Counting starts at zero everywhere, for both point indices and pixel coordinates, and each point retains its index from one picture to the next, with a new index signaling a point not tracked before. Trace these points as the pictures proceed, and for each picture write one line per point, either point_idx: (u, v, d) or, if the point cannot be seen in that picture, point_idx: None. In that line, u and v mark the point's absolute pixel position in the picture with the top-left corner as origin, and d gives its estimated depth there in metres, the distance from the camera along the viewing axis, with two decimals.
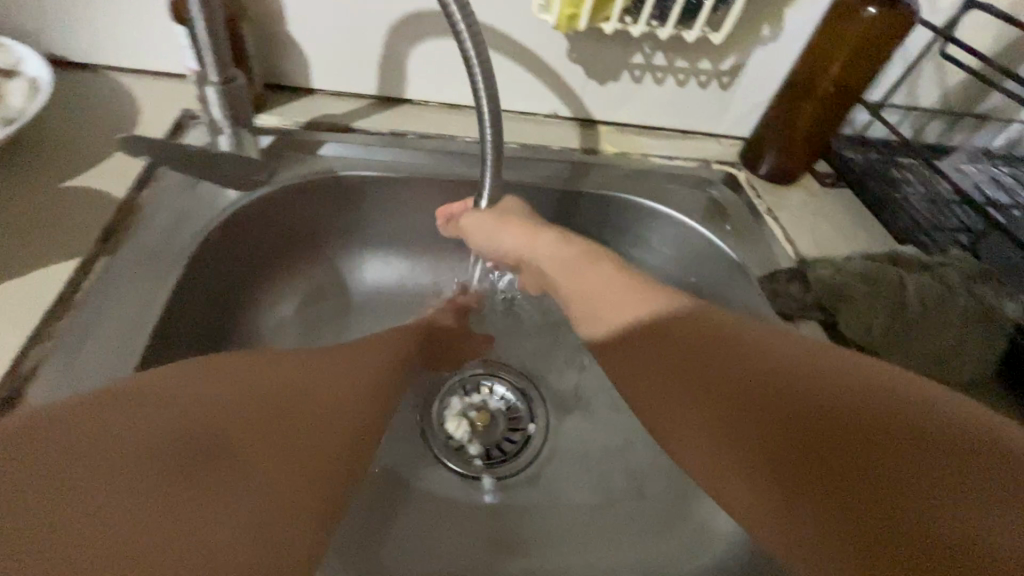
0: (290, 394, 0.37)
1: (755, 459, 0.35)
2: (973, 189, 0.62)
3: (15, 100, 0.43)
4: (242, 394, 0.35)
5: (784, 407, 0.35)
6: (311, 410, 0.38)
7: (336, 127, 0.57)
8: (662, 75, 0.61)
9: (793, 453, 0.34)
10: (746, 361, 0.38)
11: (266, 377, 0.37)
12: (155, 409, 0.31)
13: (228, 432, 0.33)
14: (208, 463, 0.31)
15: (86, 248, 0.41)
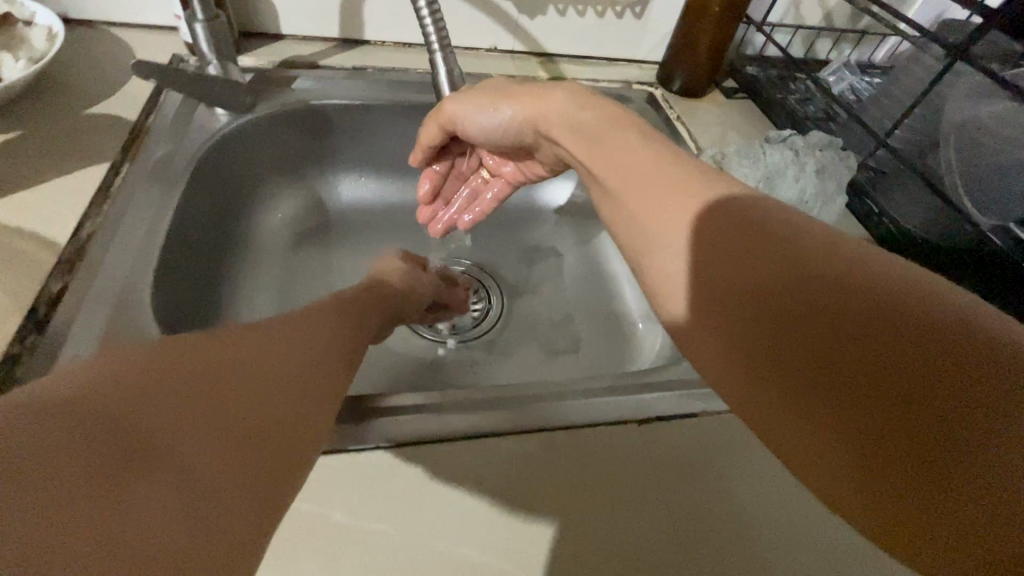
0: (254, 362, 0.28)
1: (754, 376, 0.28)
2: (846, 91, 0.73)
3: (38, 43, 0.52)
4: (211, 361, 0.27)
5: (831, 314, 0.26)
6: (272, 370, 0.29)
7: (305, 66, 0.66)
8: (583, 8, 0.72)
9: (832, 389, 0.25)
10: (791, 262, 0.29)
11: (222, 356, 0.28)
12: (107, 416, 0.22)
13: (174, 420, 0.23)
14: (165, 464, 0.22)
15: (111, 155, 0.50)
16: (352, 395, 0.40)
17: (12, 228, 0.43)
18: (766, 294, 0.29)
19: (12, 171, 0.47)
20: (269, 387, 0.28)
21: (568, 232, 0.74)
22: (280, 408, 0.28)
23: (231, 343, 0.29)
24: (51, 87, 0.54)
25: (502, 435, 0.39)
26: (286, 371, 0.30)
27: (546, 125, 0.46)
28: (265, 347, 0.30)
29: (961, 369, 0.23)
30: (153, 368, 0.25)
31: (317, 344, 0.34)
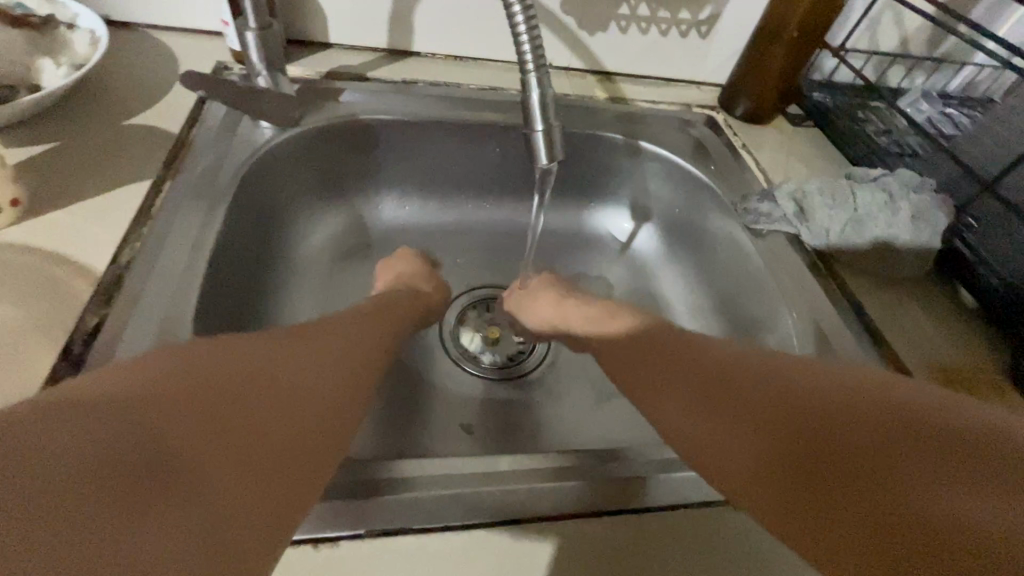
0: (290, 374, 0.32)
1: (753, 430, 0.34)
2: (926, 123, 0.68)
3: (81, 47, 0.49)
4: (296, 354, 0.35)
5: (796, 403, 0.34)
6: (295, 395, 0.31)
7: (354, 78, 0.63)
8: (647, 25, 0.68)
9: (827, 443, 0.31)
10: (769, 368, 0.37)
11: (290, 359, 0.34)
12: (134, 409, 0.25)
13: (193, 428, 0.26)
14: (227, 418, 0.27)
15: (154, 171, 0.47)
16: (377, 467, 0.35)
17: (47, 252, 0.39)
18: (756, 378, 0.37)
19: (52, 187, 0.43)
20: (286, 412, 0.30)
21: (620, 262, 0.71)
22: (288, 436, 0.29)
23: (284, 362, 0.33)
24: (92, 95, 0.50)
25: (583, 513, 0.35)
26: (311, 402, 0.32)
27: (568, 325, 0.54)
28: (307, 360, 0.35)
29: (942, 446, 0.28)
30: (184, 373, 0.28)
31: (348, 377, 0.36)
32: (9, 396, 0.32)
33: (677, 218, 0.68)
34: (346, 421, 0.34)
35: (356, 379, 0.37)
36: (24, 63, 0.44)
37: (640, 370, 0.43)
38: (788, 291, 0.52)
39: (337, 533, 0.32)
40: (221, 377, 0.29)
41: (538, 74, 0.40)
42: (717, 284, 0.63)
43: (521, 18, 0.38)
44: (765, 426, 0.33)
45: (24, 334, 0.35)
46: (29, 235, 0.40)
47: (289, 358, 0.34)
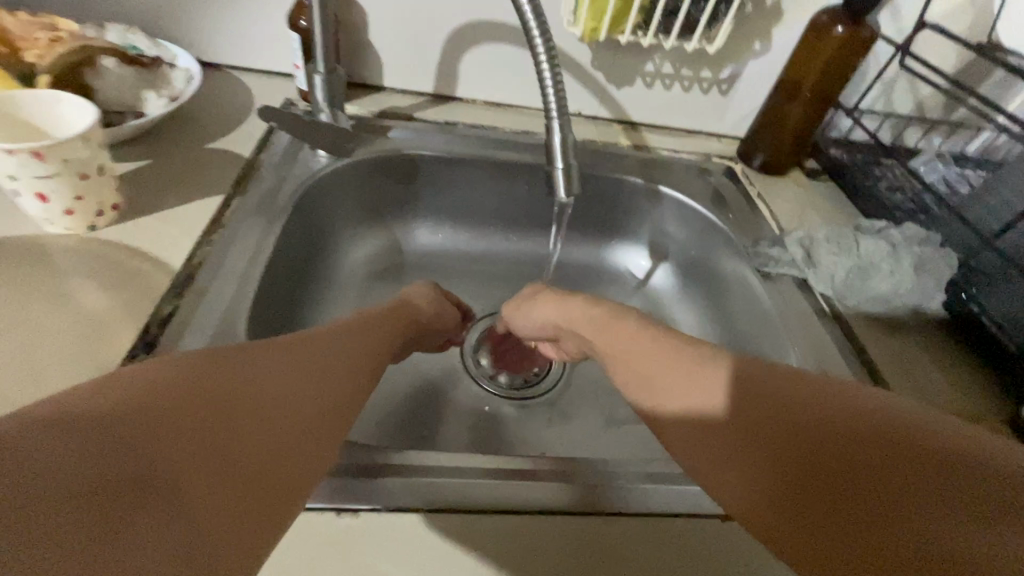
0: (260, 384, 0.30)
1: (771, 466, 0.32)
2: (939, 183, 0.70)
3: (178, 84, 0.57)
4: (270, 360, 0.33)
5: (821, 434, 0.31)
6: (284, 395, 0.31)
7: (402, 117, 0.70)
8: (670, 82, 0.74)
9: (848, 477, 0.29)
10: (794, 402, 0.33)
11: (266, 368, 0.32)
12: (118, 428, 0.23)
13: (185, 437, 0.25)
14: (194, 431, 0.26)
15: (225, 187, 0.54)
16: (399, 455, 0.39)
17: (135, 250, 0.46)
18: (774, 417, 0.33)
19: (142, 196, 0.50)
20: (281, 415, 0.30)
21: (636, 298, 0.74)
22: (283, 439, 0.29)
23: (270, 360, 0.33)
24: (181, 123, 0.59)
25: (578, 510, 0.38)
26: (301, 401, 0.32)
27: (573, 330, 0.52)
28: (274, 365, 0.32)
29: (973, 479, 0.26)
30: (174, 384, 0.27)
31: (327, 375, 0.35)
32: (98, 367, 0.38)
33: (692, 258, 0.72)
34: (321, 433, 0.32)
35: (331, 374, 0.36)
36: (133, 94, 0.53)
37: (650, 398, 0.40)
38: (792, 332, 0.55)
39: (359, 505, 0.36)
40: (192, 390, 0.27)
41: (561, 120, 0.45)
42: (727, 323, 0.66)
43: (549, 74, 0.44)
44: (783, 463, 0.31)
45: (111, 316, 0.41)
46: (121, 235, 0.47)
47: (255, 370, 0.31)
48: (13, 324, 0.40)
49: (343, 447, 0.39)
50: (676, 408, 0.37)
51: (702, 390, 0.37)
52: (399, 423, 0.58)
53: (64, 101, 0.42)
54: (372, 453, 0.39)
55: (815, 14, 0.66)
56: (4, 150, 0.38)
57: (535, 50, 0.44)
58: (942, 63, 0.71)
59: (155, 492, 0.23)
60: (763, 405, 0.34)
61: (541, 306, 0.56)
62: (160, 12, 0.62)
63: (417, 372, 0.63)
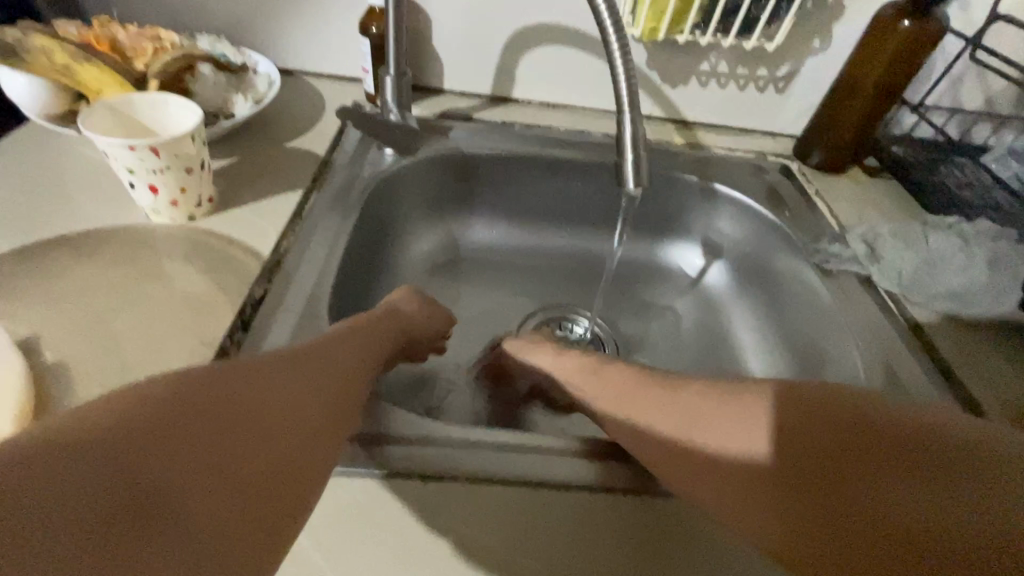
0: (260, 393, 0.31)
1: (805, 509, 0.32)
2: (1013, 179, 0.68)
3: (261, 87, 0.62)
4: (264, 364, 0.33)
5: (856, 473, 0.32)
6: (280, 411, 0.31)
7: (462, 118, 0.73)
8: (725, 80, 0.74)
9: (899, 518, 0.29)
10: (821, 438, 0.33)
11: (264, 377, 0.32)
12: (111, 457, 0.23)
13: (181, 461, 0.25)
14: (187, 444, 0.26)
15: (304, 182, 0.58)
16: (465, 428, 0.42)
17: (229, 238, 0.50)
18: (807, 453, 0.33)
19: (232, 190, 0.55)
20: (279, 432, 0.30)
21: (689, 296, 0.74)
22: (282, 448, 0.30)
23: (266, 372, 0.33)
24: (262, 124, 0.63)
25: (644, 488, 0.39)
26: (299, 417, 0.32)
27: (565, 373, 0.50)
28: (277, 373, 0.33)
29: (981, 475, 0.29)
30: (168, 404, 0.27)
31: (322, 377, 0.36)
32: (202, 341, 0.42)
33: (748, 255, 0.71)
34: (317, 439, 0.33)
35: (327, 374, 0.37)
36: (224, 97, 0.57)
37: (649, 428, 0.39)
38: (856, 329, 0.54)
39: (439, 471, 0.39)
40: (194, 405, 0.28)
41: (630, 116, 0.47)
42: (784, 321, 0.65)
43: (620, 71, 0.46)
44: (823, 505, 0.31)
45: (211, 297, 0.45)
46: (216, 225, 0.51)
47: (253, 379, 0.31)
48: (129, 303, 0.45)
49: (421, 421, 0.42)
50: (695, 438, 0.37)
51: (741, 430, 0.35)
52: (461, 409, 0.60)
53: (173, 103, 0.47)
54: (444, 427, 0.41)
55: (879, 9, 0.65)
56: (126, 146, 0.42)
57: (608, 46, 0.45)
58: (1015, 55, 0.68)
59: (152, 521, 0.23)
60: (796, 443, 0.34)
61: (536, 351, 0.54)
62: (244, 23, 0.67)
63: (475, 361, 0.65)
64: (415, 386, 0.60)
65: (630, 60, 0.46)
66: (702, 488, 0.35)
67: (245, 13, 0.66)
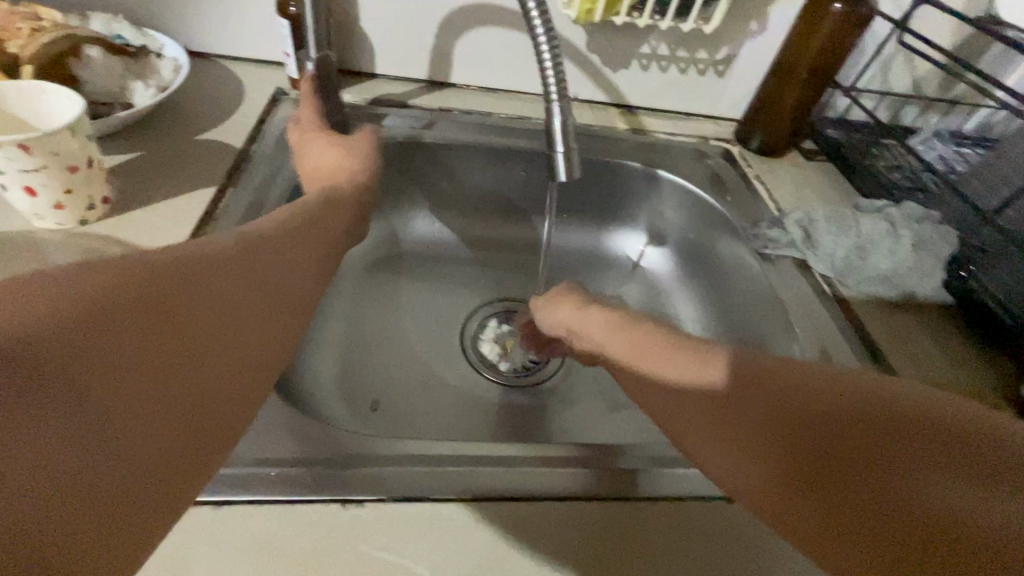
0: (194, 316, 0.31)
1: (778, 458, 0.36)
2: (937, 161, 0.70)
3: (165, 73, 0.56)
4: (209, 286, 0.32)
5: (818, 422, 0.35)
6: (186, 333, 0.30)
7: (396, 104, 0.69)
8: (666, 64, 0.73)
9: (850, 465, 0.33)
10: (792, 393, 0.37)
11: (201, 293, 0.32)
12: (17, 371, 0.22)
13: (75, 376, 0.24)
14: (110, 356, 0.26)
15: (217, 178, 0.53)
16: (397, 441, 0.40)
17: (127, 244, 0.45)
18: (784, 410, 0.37)
19: (133, 189, 0.49)
20: (194, 357, 0.30)
21: (635, 282, 0.74)
22: (202, 377, 0.30)
23: (190, 286, 0.31)
24: (170, 114, 0.57)
25: (582, 495, 0.39)
26: (206, 341, 0.31)
27: (585, 337, 0.51)
28: (214, 290, 0.33)
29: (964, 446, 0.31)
30: (84, 308, 0.25)
31: (258, 312, 0.35)
32: None
33: (691, 242, 0.71)
34: (236, 371, 0.33)
35: (266, 314, 0.36)
36: (121, 84, 0.52)
37: (648, 391, 0.44)
38: (793, 315, 0.55)
39: (363, 496, 0.36)
40: (124, 313, 0.27)
41: (560, 103, 0.44)
42: (726, 306, 0.66)
43: (548, 56, 0.44)
44: (793, 456, 0.35)
45: None
46: (113, 229, 0.46)
47: (187, 294, 0.31)
48: None
49: (348, 437, 0.39)
50: (677, 404, 0.41)
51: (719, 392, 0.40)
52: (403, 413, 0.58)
53: (49, 92, 0.41)
54: (369, 441, 0.39)
55: None
56: None
57: (534, 31, 0.43)
58: (940, 39, 0.69)
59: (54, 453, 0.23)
60: (765, 395, 0.38)
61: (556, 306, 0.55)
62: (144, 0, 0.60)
63: (417, 360, 0.63)
64: (353, 393, 0.57)
65: (558, 45, 0.44)
66: (692, 444, 0.40)
67: None
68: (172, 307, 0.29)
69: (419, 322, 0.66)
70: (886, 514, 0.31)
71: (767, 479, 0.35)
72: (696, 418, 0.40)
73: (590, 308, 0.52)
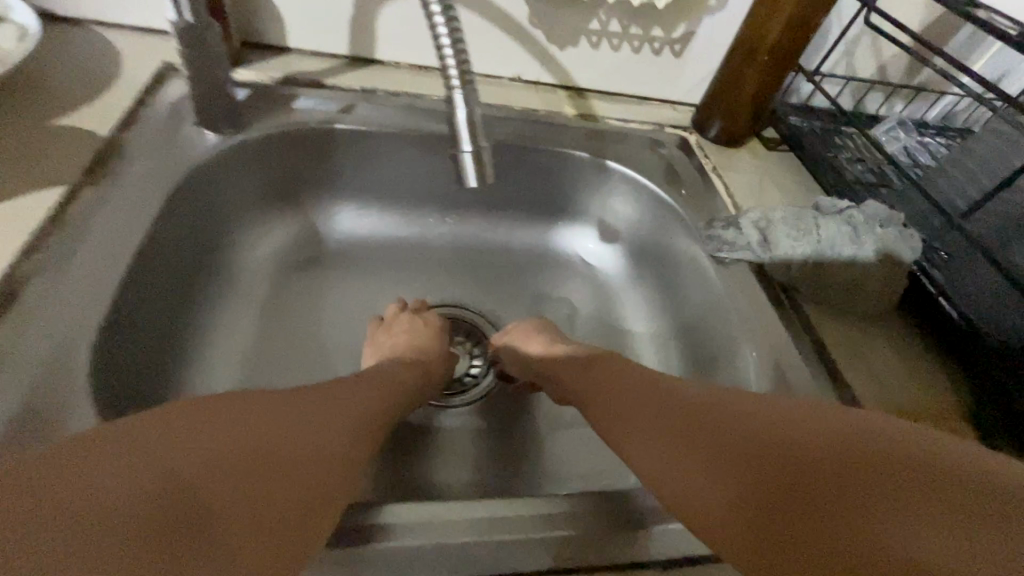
0: (298, 425, 0.32)
1: (733, 469, 0.32)
2: (900, 153, 0.66)
3: (5, 43, 0.46)
4: (310, 406, 0.35)
5: (784, 439, 0.32)
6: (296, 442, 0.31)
7: (311, 83, 0.60)
8: (618, 42, 0.66)
9: (809, 486, 0.29)
10: (763, 414, 0.34)
11: (306, 412, 0.34)
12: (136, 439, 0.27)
13: (202, 484, 0.27)
14: (229, 464, 0.28)
15: (71, 175, 0.44)
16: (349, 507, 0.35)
17: None
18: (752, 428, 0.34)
19: None
20: (302, 462, 0.31)
21: (583, 283, 0.68)
22: (308, 485, 0.30)
23: (295, 404, 0.34)
24: (20, 95, 0.47)
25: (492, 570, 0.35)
26: (313, 449, 0.32)
27: (556, 375, 0.50)
28: (316, 409, 0.35)
29: (959, 490, 0.25)
30: (211, 428, 0.29)
31: (357, 424, 0.36)
32: None
33: (642, 240, 0.66)
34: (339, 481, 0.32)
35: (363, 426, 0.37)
36: None
37: (611, 412, 0.42)
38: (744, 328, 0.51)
39: None
40: (243, 430, 0.30)
41: (462, 91, 0.42)
42: (680, 313, 0.61)
43: None
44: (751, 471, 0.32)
45: None
46: None
47: (291, 410, 0.33)
48: None
49: None
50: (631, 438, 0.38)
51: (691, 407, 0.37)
52: None
53: None
54: None
55: None
56: None
57: None
58: (908, 20, 0.64)
59: (154, 536, 0.24)
60: (735, 413, 0.35)
61: (532, 343, 0.54)
62: None
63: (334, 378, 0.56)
64: None
65: None
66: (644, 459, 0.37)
67: None
68: (281, 421, 0.32)
69: (340, 333, 0.59)
70: (838, 548, 0.26)
71: (736, 500, 0.31)
72: (652, 432, 0.37)
73: (568, 349, 0.51)
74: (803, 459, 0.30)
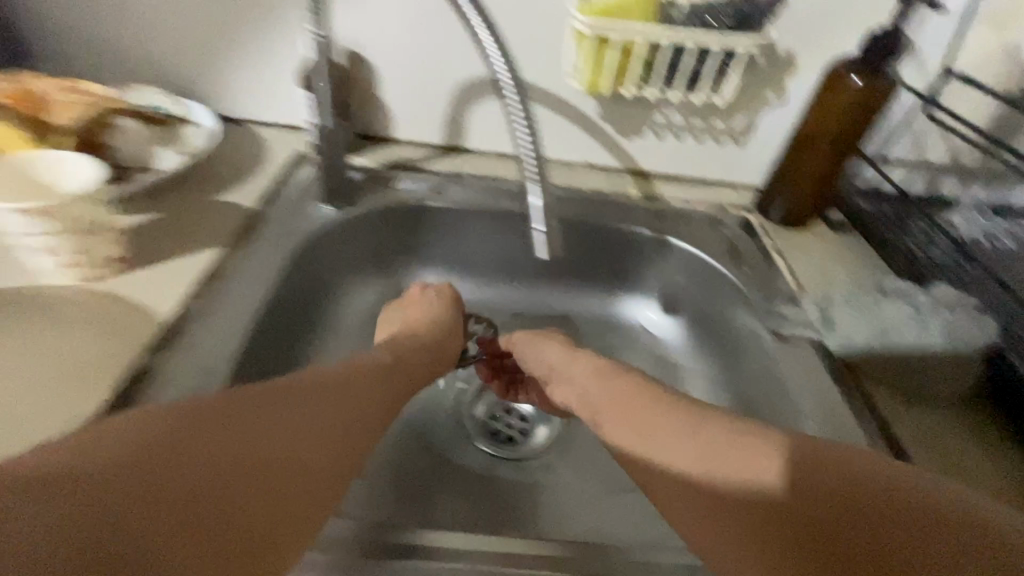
0: (254, 432, 0.34)
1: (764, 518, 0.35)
2: (979, 238, 0.64)
3: (196, 141, 0.60)
4: (263, 408, 0.36)
5: (816, 491, 0.34)
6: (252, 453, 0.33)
7: (410, 168, 0.71)
8: (682, 132, 0.72)
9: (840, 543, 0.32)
10: (791, 461, 0.36)
11: (264, 418, 0.35)
12: (97, 470, 0.27)
13: (148, 506, 0.28)
14: (179, 482, 0.29)
15: (224, 240, 0.55)
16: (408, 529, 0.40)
17: (127, 301, 0.47)
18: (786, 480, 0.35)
19: (145, 248, 0.52)
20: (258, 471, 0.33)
21: (645, 352, 0.70)
22: (268, 490, 0.33)
23: (246, 409, 0.35)
24: (194, 177, 0.61)
25: None
26: (274, 457, 0.34)
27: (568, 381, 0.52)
28: (276, 413, 0.36)
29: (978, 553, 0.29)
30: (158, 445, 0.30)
31: (323, 424, 0.38)
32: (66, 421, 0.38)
33: (704, 313, 0.68)
34: (305, 484, 0.35)
35: (326, 424, 0.39)
36: (149, 150, 0.57)
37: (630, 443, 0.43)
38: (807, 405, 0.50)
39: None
40: (185, 444, 0.31)
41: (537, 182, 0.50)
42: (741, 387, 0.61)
43: None
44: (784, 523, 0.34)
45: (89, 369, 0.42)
46: (117, 286, 0.48)
47: (244, 417, 0.34)
48: None
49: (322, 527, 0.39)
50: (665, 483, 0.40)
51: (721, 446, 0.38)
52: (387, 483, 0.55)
53: (68, 160, 0.46)
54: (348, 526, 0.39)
55: (831, 64, 0.64)
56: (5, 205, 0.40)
57: None
58: (974, 112, 0.66)
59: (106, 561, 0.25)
60: (767, 459, 0.36)
61: (550, 344, 0.55)
62: (184, 73, 0.66)
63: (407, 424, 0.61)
64: None
65: None
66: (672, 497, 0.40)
67: (184, 63, 0.65)
68: (233, 430, 0.33)
69: None
70: None
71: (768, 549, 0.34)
72: (680, 471, 0.39)
73: (587, 354, 0.52)
74: (834, 512, 0.33)
